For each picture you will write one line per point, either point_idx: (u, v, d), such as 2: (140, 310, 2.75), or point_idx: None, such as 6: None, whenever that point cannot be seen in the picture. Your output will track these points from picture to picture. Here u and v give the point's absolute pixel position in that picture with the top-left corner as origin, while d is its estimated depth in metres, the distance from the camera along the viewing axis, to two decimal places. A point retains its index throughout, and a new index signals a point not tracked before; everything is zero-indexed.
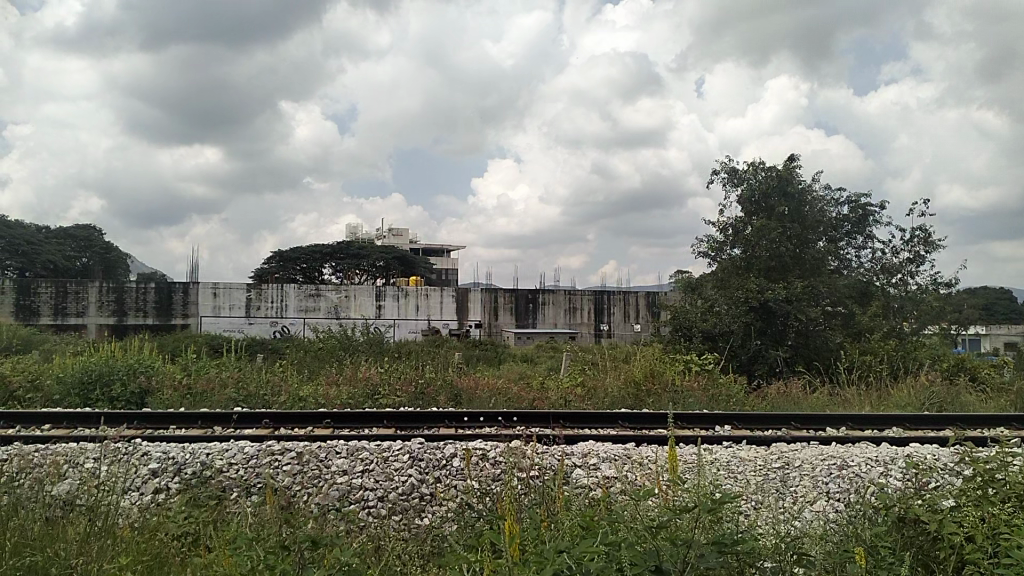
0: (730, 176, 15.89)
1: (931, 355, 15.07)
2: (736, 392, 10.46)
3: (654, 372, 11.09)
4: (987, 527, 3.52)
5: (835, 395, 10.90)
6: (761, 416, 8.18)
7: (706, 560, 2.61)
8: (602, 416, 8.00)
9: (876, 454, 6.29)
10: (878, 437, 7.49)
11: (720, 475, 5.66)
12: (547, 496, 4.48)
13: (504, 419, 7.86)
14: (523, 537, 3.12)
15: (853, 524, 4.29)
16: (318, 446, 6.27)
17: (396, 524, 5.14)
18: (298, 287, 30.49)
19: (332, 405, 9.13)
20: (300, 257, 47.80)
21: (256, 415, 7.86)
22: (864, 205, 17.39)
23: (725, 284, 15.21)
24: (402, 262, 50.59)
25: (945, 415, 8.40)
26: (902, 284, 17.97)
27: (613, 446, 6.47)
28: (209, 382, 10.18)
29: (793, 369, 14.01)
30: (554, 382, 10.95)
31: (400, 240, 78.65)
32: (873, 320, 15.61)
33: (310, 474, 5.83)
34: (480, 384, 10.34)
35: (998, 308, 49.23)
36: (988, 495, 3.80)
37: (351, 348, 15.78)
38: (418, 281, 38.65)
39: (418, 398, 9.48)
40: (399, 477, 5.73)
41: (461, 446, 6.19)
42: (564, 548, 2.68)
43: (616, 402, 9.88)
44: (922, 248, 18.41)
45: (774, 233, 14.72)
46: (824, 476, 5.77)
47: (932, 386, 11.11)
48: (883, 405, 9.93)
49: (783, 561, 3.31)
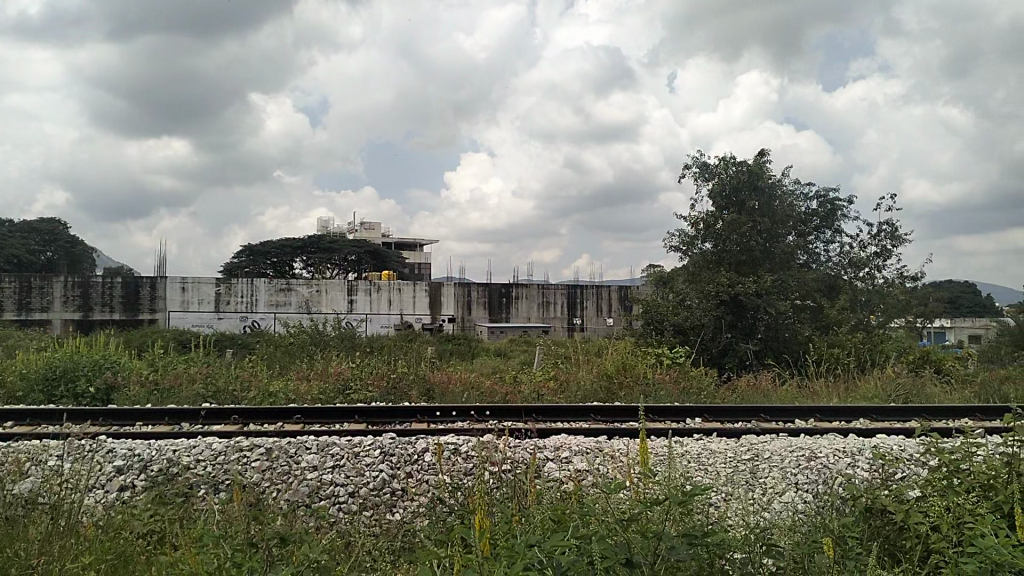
0: (701, 171, 15.97)
1: (898, 348, 15.29)
2: (707, 384, 10.54)
3: (625, 366, 11.14)
4: (952, 517, 3.57)
5: (804, 387, 11.04)
6: (731, 409, 8.25)
7: (676, 552, 2.63)
8: (574, 409, 8.02)
9: (843, 445, 6.37)
10: (846, 429, 7.61)
11: (690, 468, 5.71)
12: (519, 490, 4.48)
13: (475, 413, 7.83)
14: (493, 532, 3.09)
15: (821, 515, 4.35)
16: (288, 442, 6.20)
17: (367, 520, 5.11)
18: (268, 282, 30.19)
19: (303, 400, 9.05)
20: (270, 251, 47.09)
21: (224, 411, 7.75)
22: (832, 200, 17.64)
23: (696, 278, 15.32)
24: (375, 256, 50.30)
25: (912, 407, 8.55)
26: (869, 278, 18.26)
27: (585, 440, 6.48)
28: (176, 378, 10.03)
29: (763, 362, 14.14)
30: (527, 375, 10.94)
31: (372, 235, 78.30)
32: (841, 313, 15.81)
33: (279, 471, 5.77)
34: (453, 379, 10.30)
35: (963, 302, 50.30)
36: (953, 485, 3.87)
37: (322, 343, 15.64)
38: (390, 276, 38.50)
39: (390, 393, 9.43)
40: (369, 472, 5.69)
41: (433, 441, 6.17)
42: (534, 542, 2.68)
43: (589, 396, 9.91)
44: (889, 242, 18.71)
45: (743, 228, 14.89)
46: (793, 467, 5.84)
47: (898, 378, 11.28)
48: (851, 397, 10.09)
49: (753, 552, 3.34)
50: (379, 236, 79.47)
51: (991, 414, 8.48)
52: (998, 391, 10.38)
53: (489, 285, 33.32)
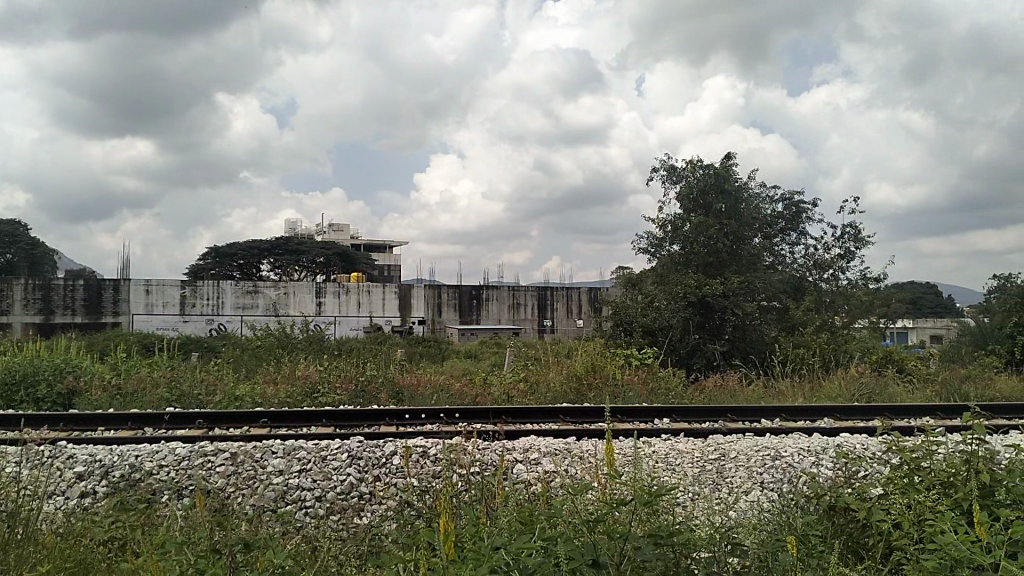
0: (668, 174, 16.12)
1: (862, 348, 15.55)
2: (675, 385, 10.62)
3: (595, 367, 11.18)
4: (914, 514, 3.63)
5: (770, 387, 11.18)
6: (699, 409, 8.31)
7: (642, 552, 2.65)
8: (543, 411, 8.03)
9: (808, 444, 6.46)
10: (811, 428, 7.71)
11: (657, 468, 5.76)
12: (487, 493, 4.47)
13: (445, 416, 7.80)
14: (460, 535, 3.09)
15: (786, 514, 4.40)
16: (254, 446, 6.13)
17: (334, 524, 5.07)
18: (234, 284, 29.84)
19: (270, 404, 8.94)
20: (237, 253, 46.49)
21: (188, 415, 7.63)
22: (798, 203, 17.90)
23: (665, 280, 15.43)
24: (344, 258, 49.97)
25: (875, 406, 8.69)
26: (834, 279, 18.55)
27: (554, 441, 6.50)
28: (140, 382, 9.86)
29: (730, 362, 14.27)
30: (497, 377, 10.92)
31: (341, 238, 77.80)
32: (806, 314, 16.04)
33: (244, 476, 5.70)
34: (422, 381, 10.25)
35: (925, 303, 51.33)
36: (915, 483, 3.95)
37: (289, 346, 15.47)
38: (358, 278, 38.30)
39: (358, 396, 9.36)
40: (337, 476, 5.64)
41: (401, 444, 6.14)
42: (500, 545, 2.68)
43: (558, 397, 9.93)
44: (852, 244, 19.03)
45: (710, 230, 15.05)
46: (759, 466, 5.91)
47: (861, 377, 11.48)
48: (816, 397, 10.25)
49: (717, 551, 3.37)
50: (348, 238, 78.96)
51: (951, 412, 8.66)
52: (959, 390, 10.60)
53: (459, 287, 33.29)
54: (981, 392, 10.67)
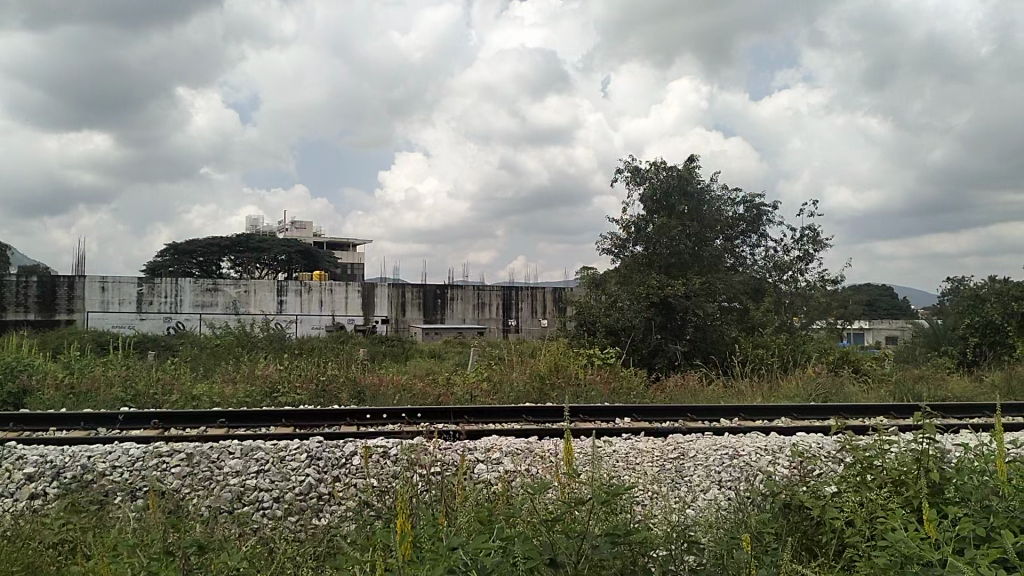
0: (632, 175, 16.24)
1: (820, 348, 15.83)
2: (637, 385, 10.72)
3: (558, 366, 11.23)
4: (866, 511, 3.70)
5: (729, 387, 11.35)
6: (659, 409, 8.40)
7: (600, 551, 2.68)
8: (506, 410, 8.05)
9: (764, 443, 6.57)
10: (768, 427, 7.85)
11: (617, 468, 5.81)
12: (448, 492, 4.47)
13: (407, 416, 7.76)
14: (419, 535, 3.06)
15: (742, 512, 4.47)
16: (210, 447, 6.04)
17: (292, 524, 5.01)
18: (194, 281, 29.36)
19: (228, 404, 8.81)
20: (196, 250, 45.74)
21: (144, 415, 7.49)
22: (758, 205, 18.17)
23: (628, 280, 15.54)
24: (307, 256, 49.52)
25: (831, 406, 8.87)
26: (793, 281, 18.87)
27: (515, 441, 6.52)
28: (94, 381, 9.64)
29: (691, 362, 14.43)
30: (460, 377, 10.91)
31: (304, 235, 77.06)
32: (766, 315, 16.27)
33: (200, 477, 5.60)
34: (384, 381, 10.19)
35: (880, 304, 52.49)
36: (867, 481, 4.04)
37: (250, 345, 15.27)
38: (321, 275, 37.98)
39: (319, 396, 9.26)
40: (296, 477, 5.58)
41: (362, 444, 6.12)
42: (458, 545, 2.68)
43: (521, 397, 9.95)
44: (811, 246, 19.37)
45: (673, 231, 15.21)
46: (717, 465, 5.99)
47: (818, 377, 11.71)
48: (773, 397, 10.43)
49: (674, 549, 3.40)
50: (310, 236, 78.25)
51: (903, 411, 8.89)
52: (911, 390, 10.88)
53: (423, 286, 33.17)
54: (933, 392, 10.98)
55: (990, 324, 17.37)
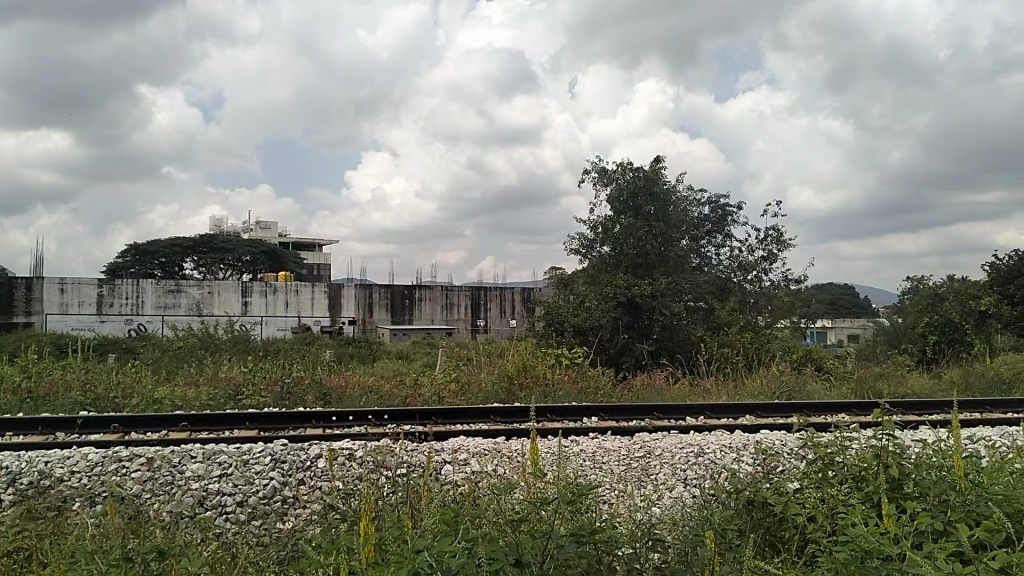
0: (599, 176, 16.34)
1: (783, 347, 16.04)
2: (604, 384, 10.78)
3: (526, 366, 11.24)
4: (827, 508, 3.76)
5: (695, 385, 11.46)
6: (626, 407, 8.45)
7: (564, 550, 2.68)
8: (473, 411, 8.03)
9: (729, 441, 6.64)
10: (733, 425, 7.94)
11: (583, 467, 5.83)
12: (414, 494, 4.45)
13: (373, 417, 7.71)
14: (384, 538, 3.03)
15: (705, 509, 4.53)
16: (172, 451, 5.96)
17: (254, 528, 4.93)
18: (156, 282, 28.89)
19: (191, 407, 8.67)
20: (158, 250, 45.06)
21: (103, 419, 7.35)
22: (723, 206, 18.39)
23: (595, 280, 15.62)
24: (272, 257, 49.00)
25: (795, 404, 8.99)
26: (757, 280, 19.13)
27: (483, 441, 6.51)
28: (52, 385, 9.43)
29: (657, 361, 14.54)
30: (428, 378, 10.87)
31: (269, 236, 76.24)
32: (730, 314, 16.47)
33: (161, 482, 5.51)
34: (350, 383, 10.12)
35: (843, 304, 53.36)
36: (829, 477, 4.11)
37: (214, 347, 15.06)
38: (286, 276, 37.60)
39: (285, 398, 9.17)
40: (259, 481, 5.51)
41: (327, 446, 6.07)
42: (423, 547, 2.69)
43: (489, 397, 9.93)
44: (775, 246, 19.64)
45: (640, 232, 15.34)
46: (683, 463, 6.05)
47: (782, 375, 11.88)
48: (738, 395, 10.55)
49: (639, 547, 3.42)
50: (276, 236, 77.45)
51: (864, 408, 9.04)
52: (872, 387, 11.10)
53: (391, 287, 33.02)
54: (892, 389, 11.21)
55: (948, 322, 17.78)
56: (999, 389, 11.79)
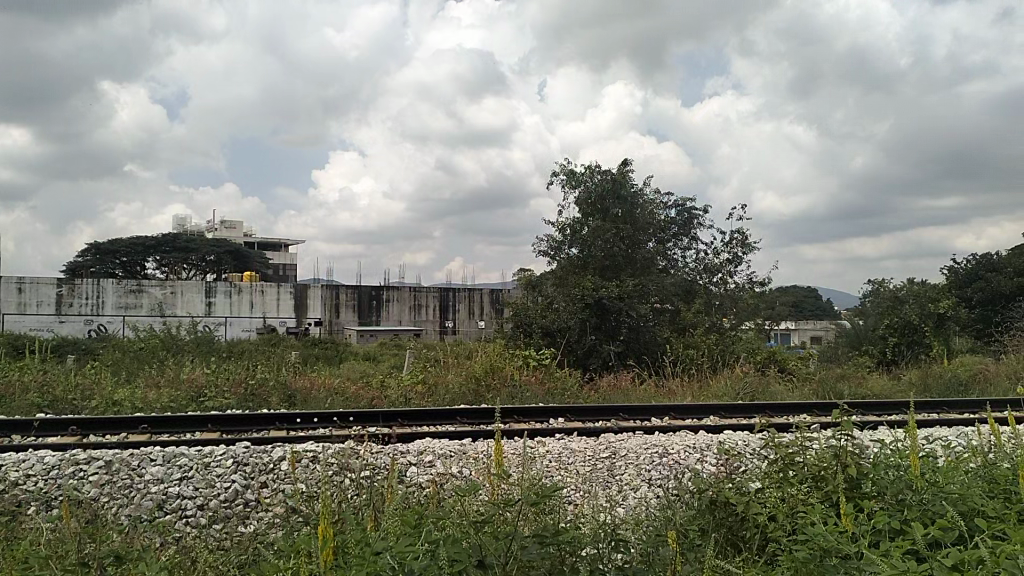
0: (568, 178, 16.40)
1: (748, 348, 16.26)
2: (571, 385, 10.82)
3: (494, 368, 11.24)
4: (787, 507, 3.82)
5: (661, 386, 11.57)
6: (591, 408, 8.49)
7: (528, 552, 2.70)
8: (439, 413, 8.01)
9: (693, 441, 6.72)
10: (697, 425, 8.03)
11: (549, 468, 5.84)
12: (378, 495, 4.43)
13: (338, 419, 7.66)
14: (347, 540, 3.01)
15: (668, 509, 4.56)
16: (131, 454, 5.86)
17: (216, 532, 4.86)
18: (117, 282, 28.40)
19: (152, 409, 8.52)
20: (119, 249, 44.40)
21: (61, 422, 7.19)
22: (689, 209, 18.56)
23: (564, 282, 15.66)
24: (237, 257, 48.45)
25: (758, 404, 9.13)
26: (722, 283, 19.35)
27: (449, 443, 6.50)
28: (7, 387, 9.20)
29: (624, 362, 14.63)
30: (395, 379, 10.81)
31: (234, 236, 75.37)
32: (696, 316, 16.63)
33: (120, 485, 5.42)
34: (316, 384, 10.04)
35: (806, 306, 54.26)
36: (789, 476, 4.18)
37: (176, 348, 14.84)
38: (251, 276, 37.19)
39: (248, 400, 9.05)
40: (221, 483, 5.45)
41: (291, 448, 6.02)
42: (385, 550, 2.70)
43: (456, 399, 9.92)
44: (740, 249, 19.88)
45: (607, 234, 15.44)
46: (647, 464, 6.10)
47: (746, 376, 12.03)
48: (703, 396, 10.67)
49: (602, 547, 3.45)
50: (241, 236, 76.59)
51: (825, 409, 9.21)
52: (833, 388, 11.30)
53: (358, 288, 32.87)
54: (853, 390, 11.44)
55: (908, 325, 18.18)
56: (955, 390, 12.07)
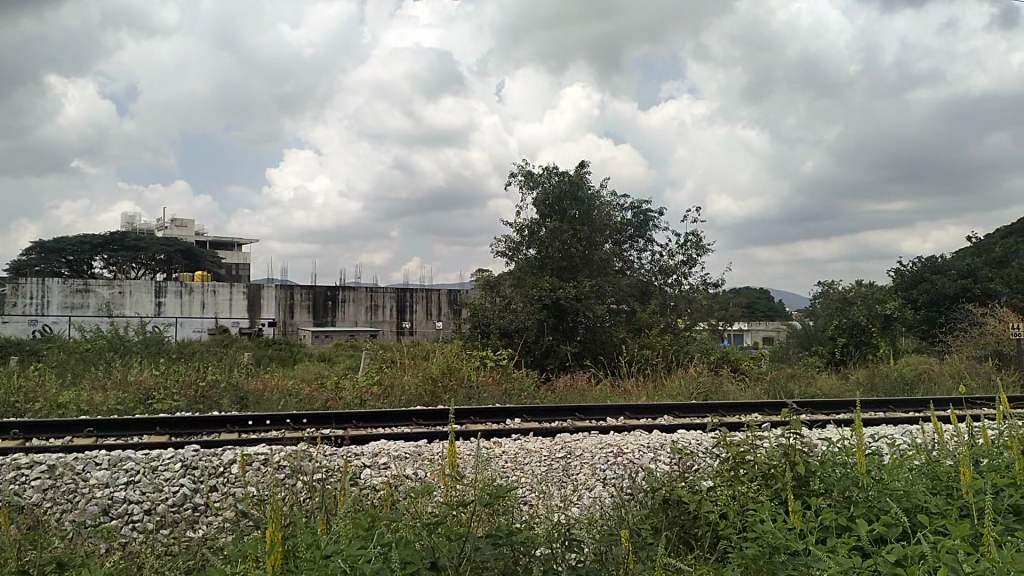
0: (526, 179, 16.42)
1: (702, 348, 16.48)
2: (528, 386, 10.87)
3: (450, 369, 11.21)
4: (738, 505, 3.89)
5: (617, 386, 11.67)
6: (547, 408, 8.53)
7: (481, 552, 2.73)
8: (395, 414, 7.96)
9: (648, 441, 6.79)
10: (651, 424, 8.12)
11: (506, 469, 5.86)
12: (330, 498, 4.38)
13: (292, 421, 7.56)
14: (298, 543, 2.98)
15: (622, 508, 4.60)
16: (74, 458, 5.72)
17: (163, 536, 4.77)
18: (63, 282, 27.65)
19: (98, 412, 8.31)
20: (65, 247, 43.27)
21: (2, 425, 6.97)
22: (645, 211, 18.73)
23: (521, 282, 15.70)
24: (188, 256, 47.51)
25: (710, 404, 9.27)
26: (677, 284, 19.59)
27: (404, 445, 6.46)
28: None
29: (581, 363, 14.72)
30: (350, 381, 10.71)
31: (186, 234, 73.91)
32: (652, 317, 16.82)
33: (63, 489, 5.27)
34: (269, 386, 9.91)
35: (759, 307, 55.27)
36: (740, 475, 4.27)
37: (125, 350, 14.49)
38: (204, 275, 36.48)
39: (199, 402, 8.88)
40: (169, 488, 5.34)
41: (241, 452, 5.95)
42: (335, 552, 2.68)
43: (412, 400, 9.88)
44: (694, 251, 20.14)
45: (565, 235, 15.55)
46: (602, 463, 6.15)
47: (699, 376, 12.23)
48: (657, 395, 10.80)
49: (556, 547, 3.46)
50: (193, 235, 75.13)
51: (776, 408, 9.40)
52: (783, 388, 11.54)
53: (313, 288, 32.50)
54: (802, 389, 11.70)
55: (856, 325, 18.63)
56: (901, 389, 12.42)
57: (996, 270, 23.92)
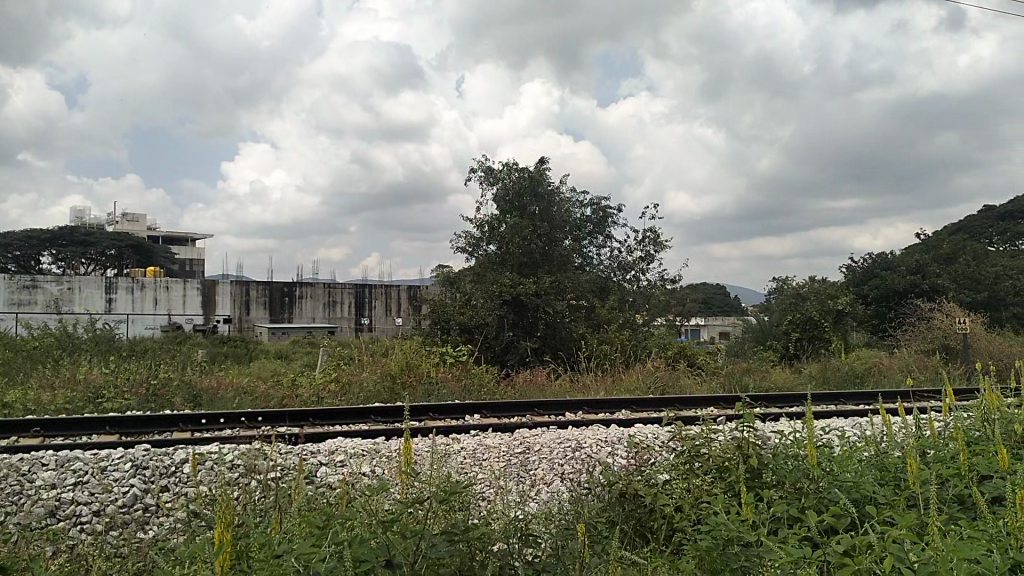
0: (486, 175, 16.42)
1: (659, 343, 16.66)
2: (487, 381, 10.90)
3: (409, 364, 11.15)
4: (692, 498, 3.95)
5: (576, 381, 11.76)
6: (506, 404, 8.54)
7: (437, 549, 2.73)
8: (352, 411, 7.90)
9: (605, 435, 6.84)
10: (609, 419, 8.20)
11: (465, 465, 5.86)
12: (285, 496, 4.34)
13: (247, 419, 7.46)
14: (251, 543, 2.95)
15: (578, 502, 4.64)
16: (20, 459, 5.57)
17: (113, 538, 4.67)
18: (9, 278, 26.81)
19: (44, 411, 8.09)
20: (10, 242, 41.98)
21: None
22: (604, 207, 18.88)
23: (482, 278, 15.69)
24: (139, 252, 46.40)
25: (667, 398, 9.40)
26: (635, 280, 19.79)
27: (361, 442, 6.42)
28: None
29: (541, 359, 14.78)
30: (307, 378, 10.57)
31: (137, 229, 72.20)
32: (610, 313, 16.96)
33: (8, 491, 5.14)
34: (223, 384, 9.74)
35: (715, 303, 56.09)
36: (695, 468, 4.35)
37: (73, 347, 14.11)
38: (156, 270, 35.69)
39: (149, 401, 8.67)
40: (118, 488, 5.23)
41: (193, 451, 5.85)
42: (289, 551, 2.67)
43: (371, 397, 9.82)
44: (652, 247, 20.36)
45: (525, 232, 15.57)
46: (560, 458, 6.20)
47: (657, 370, 12.37)
48: (616, 390, 10.90)
49: (513, 541, 3.48)
50: (145, 229, 73.44)
51: (731, 402, 9.56)
52: (738, 382, 11.76)
53: (269, 284, 32.02)
54: (757, 383, 11.92)
55: (808, 320, 18.97)
56: (852, 382, 12.74)
57: (942, 266, 24.62)
